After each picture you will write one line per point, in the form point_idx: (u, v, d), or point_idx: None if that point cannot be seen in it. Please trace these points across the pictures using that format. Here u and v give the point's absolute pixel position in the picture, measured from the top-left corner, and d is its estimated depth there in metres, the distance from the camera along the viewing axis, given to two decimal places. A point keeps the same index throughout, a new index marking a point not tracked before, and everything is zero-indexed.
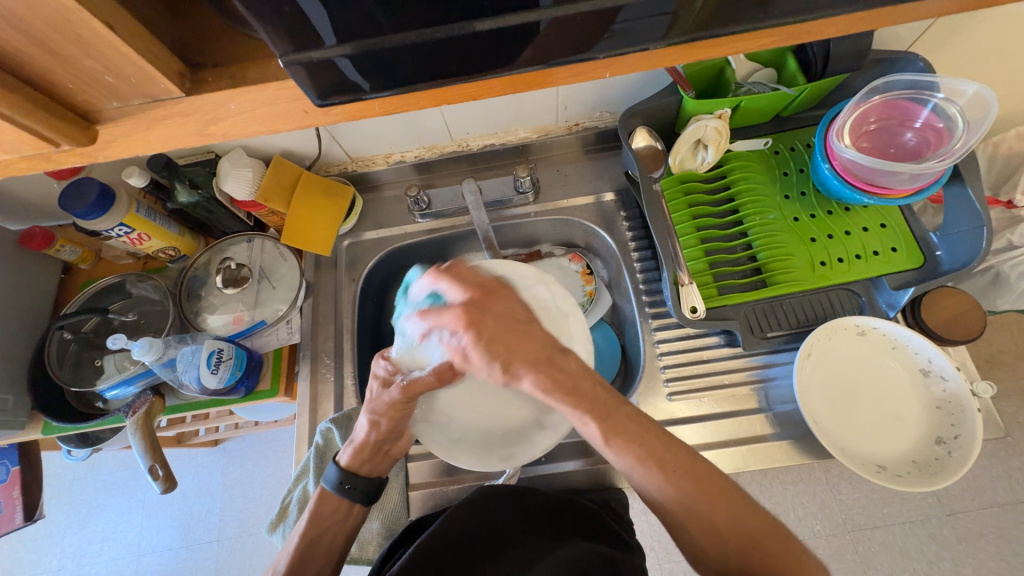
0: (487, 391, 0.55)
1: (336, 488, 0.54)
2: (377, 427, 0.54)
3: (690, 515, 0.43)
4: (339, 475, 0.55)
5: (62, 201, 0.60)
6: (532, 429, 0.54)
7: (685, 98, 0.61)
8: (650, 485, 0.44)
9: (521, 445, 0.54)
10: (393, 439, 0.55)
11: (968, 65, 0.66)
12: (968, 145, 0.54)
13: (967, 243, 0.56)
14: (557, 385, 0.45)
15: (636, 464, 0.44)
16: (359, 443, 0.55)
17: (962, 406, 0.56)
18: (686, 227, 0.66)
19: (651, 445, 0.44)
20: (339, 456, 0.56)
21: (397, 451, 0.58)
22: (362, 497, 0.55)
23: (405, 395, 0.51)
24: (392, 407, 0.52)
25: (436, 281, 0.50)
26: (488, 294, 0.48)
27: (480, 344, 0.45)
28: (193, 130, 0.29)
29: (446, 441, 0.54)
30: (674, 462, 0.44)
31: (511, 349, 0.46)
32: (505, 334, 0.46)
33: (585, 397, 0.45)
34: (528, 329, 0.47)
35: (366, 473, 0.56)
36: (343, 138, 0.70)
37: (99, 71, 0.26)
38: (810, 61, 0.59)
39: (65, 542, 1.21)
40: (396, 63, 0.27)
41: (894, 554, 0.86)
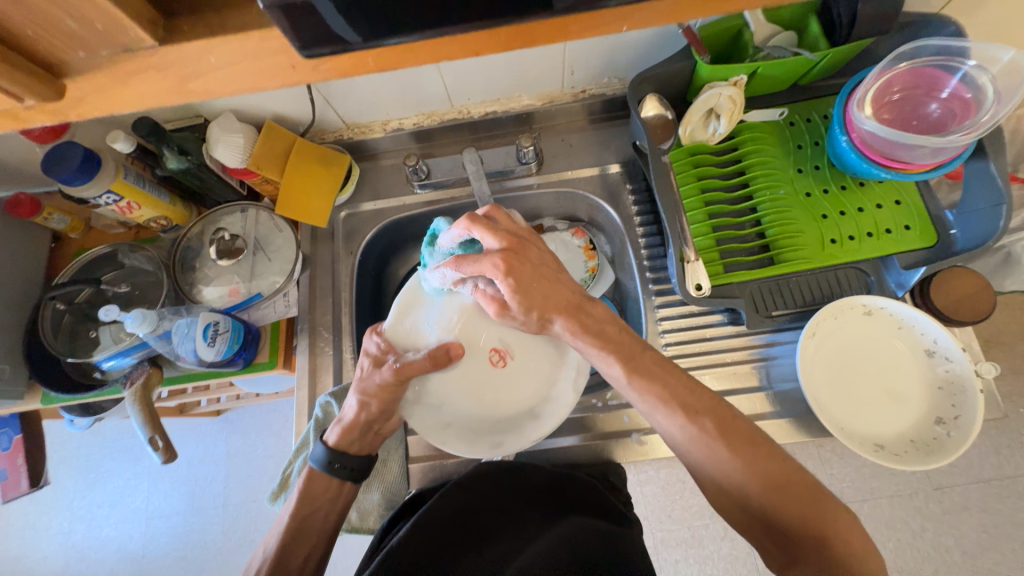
0: (483, 381, 0.58)
1: (325, 468, 0.54)
2: (367, 408, 0.54)
3: (712, 460, 0.43)
4: (327, 455, 0.54)
5: (44, 166, 0.58)
6: (525, 417, 0.57)
7: (700, 62, 0.58)
8: (676, 430, 0.45)
9: (510, 433, 0.56)
10: (384, 419, 0.56)
11: (999, 31, 0.62)
12: (997, 117, 0.51)
13: (983, 222, 0.55)
14: (586, 329, 0.48)
15: (659, 406, 0.46)
16: (347, 423, 0.54)
17: (965, 387, 0.56)
18: (694, 202, 0.64)
19: (672, 387, 0.45)
20: (327, 436, 0.56)
21: (386, 431, 0.58)
22: (351, 475, 0.55)
23: (399, 377, 0.53)
24: (382, 389, 0.53)
25: (469, 229, 0.48)
26: (523, 242, 0.48)
27: (517, 294, 0.47)
28: (170, 86, 0.27)
29: (436, 424, 0.56)
30: (694, 404, 0.45)
31: (545, 298, 0.48)
32: (540, 282, 0.48)
33: (613, 340, 0.48)
34: (559, 278, 0.49)
35: (356, 451, 0.56)
36: (338, 102, 0.67)
37: (61, 15, 0.23)
38: (835, 23, 0.55)
39: (75, 505, 1.24)
40: (389, 10, 0.25)
41: (881, 525, 0.89)
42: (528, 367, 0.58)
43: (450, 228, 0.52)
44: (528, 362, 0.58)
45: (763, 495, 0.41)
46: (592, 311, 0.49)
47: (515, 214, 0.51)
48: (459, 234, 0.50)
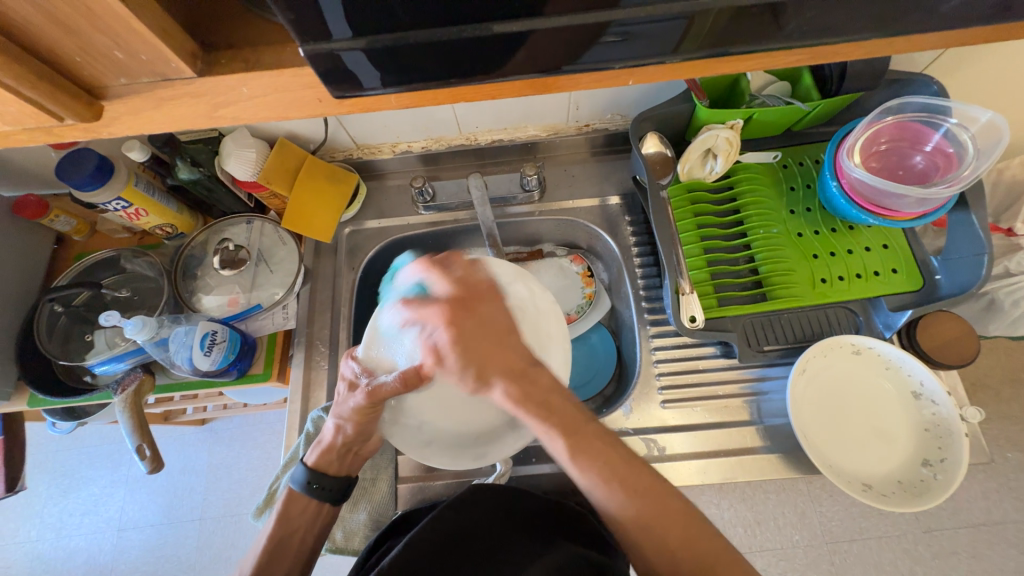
0: (456, 396, 0.55)
1: (303, 489, 0.54)
2: (343, 431, 0.54)
3: (648, 535, 0.43)
4: (306, 475, 0.54)
5: (58, 171, 0.59)
6: (506, 426, 0.56)
7: (699, 105, 0.61)
8: (593, 493, 0.44)
9: (493, 444, 0.56)
10: (363, 440, 0.55)
11: (979, 93, 0.66)
12: (977, 172, 0.54)
13: (966, 270, 0.57)
14: (528, 398, 0.45)
15: (599, 484, 0.44)
16: (328, 442, 0.54)
17: (951, 430, 0.57)
18: (690, 237, 0.66)
19: (613, 463, 0.44)
20: (306, 457, 0.55)
21: (368, 451, 0.57)
22: (330, 495, 0.54)
23: (371, 400, 0.51)
24: (357, 413, 0.52)
25: (425, 271, 0.51)
26: (474, 299, 0.49)
27: (455, 347, 0.46)
28: (203, 111, 0.28)
29: (415, 441, 0.55)
30: (627, 480, 0.44)
31: (486, 355, 0.47)
32: (485, 339, 0.47)
33: (557, 413, 0.45)
34: (506, 342, 0.48)
35: (335, 472, 0.55)
36: (350, 124, 0.69)
37: (109, 46, 0.25)
38: (827, 77, 0.59)
39: (45, 513, 1.20)
40: (414, 59, 0.27)
41: (869, 568, 0.88)
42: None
43: (409, 269, 0.53)
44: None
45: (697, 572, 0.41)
46: (533, 377, 0.47)
47: (480, 266, 0.52)
48: (418, 273, 0.52)
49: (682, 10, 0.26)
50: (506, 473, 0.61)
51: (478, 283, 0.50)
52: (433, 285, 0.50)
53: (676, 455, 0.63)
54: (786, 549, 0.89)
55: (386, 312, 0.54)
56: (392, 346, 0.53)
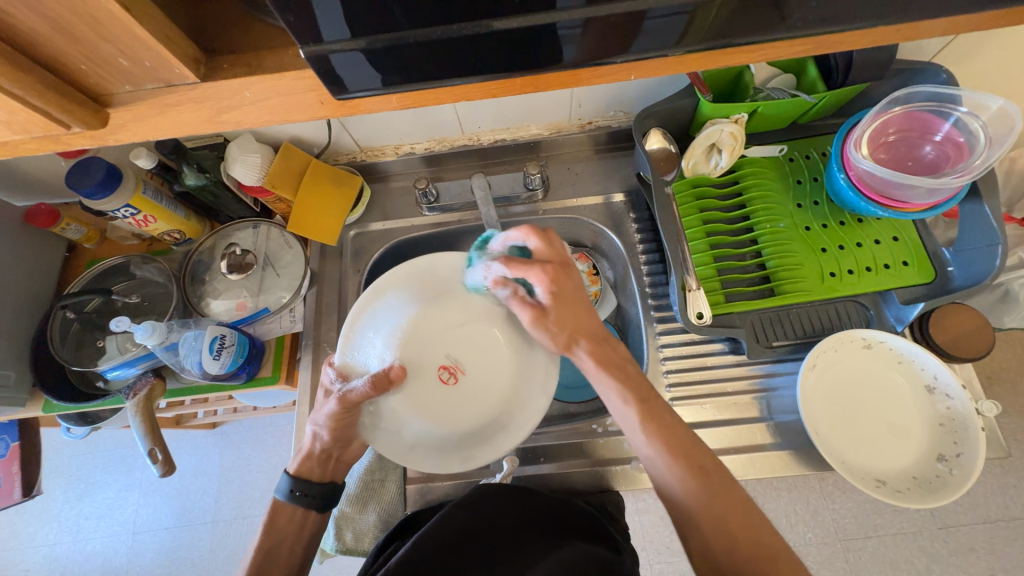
0: (437, 399, 0.57)
1: (287, 498, 0.54)
2: (320, 438, 0.54)
3: (708, 515, 0.44)
4: (289, 483, 0.54)
5: (68, 179, 0.60)
6: (488, 428, 0.57)
7: (702, 100, 0.61)
8: (657, 465, 0.48)
9: (479, 446, 0.56)
10: (342, 446, 0.55)
11: (989, 80, 0.65)
12: (989, 162, 0.53)
13: (980, 261, 0.56)
14: (603, 360, 0.52)
15: (664, 453, 0.47)
16: (308, 449, 0.54)
17: (966, 424, 0.56)
18: (695, 232, 0.66)
19: (681, 437, 0.48)
20: (289, 466, 0.56)
21: (348, 458, 0.57)
22: (315, 502, 0.54)
23: (344, 405, 0.51)
24: (333, 419, 0.52)
25: (526, 237, 0.53)
26: (563, 269, 0.53)
27: (557, 304, 0.52)
28: (206, 117, 0.29)
29: (398, 446, 0.55)
30: (687, 453, 0.47)
31: (573, 320, 0.53)
32: (574, 307, 0.53)
33: (632, 380, 0.51)
34: (589, 310, 0.54)
35: (318, 480, 0.55)
36: (354, 127, 0.70)
37: (113, 54, 0.25)
38: (831, 69, 0.58)
39: (62, 517, 1.22)
40: (415, 59, 0.27)
41: (885, 565, 0.87)
42: (478, 381, 0.58)
43: (499, 235, 0.55)
44: (477, 373, 0.59)
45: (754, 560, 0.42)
46: (613, 345, 0.53)
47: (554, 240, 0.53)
48: (513, 238, 0.54)
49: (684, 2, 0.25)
50: (511, 472, 0.61)
51: (565, 254, 0.54)
52: (532, 250, 0.53)
53: None
54: (799, 546, 0.88)
55: (476, 268, 0.57)
56: (367, 354, 0.57)
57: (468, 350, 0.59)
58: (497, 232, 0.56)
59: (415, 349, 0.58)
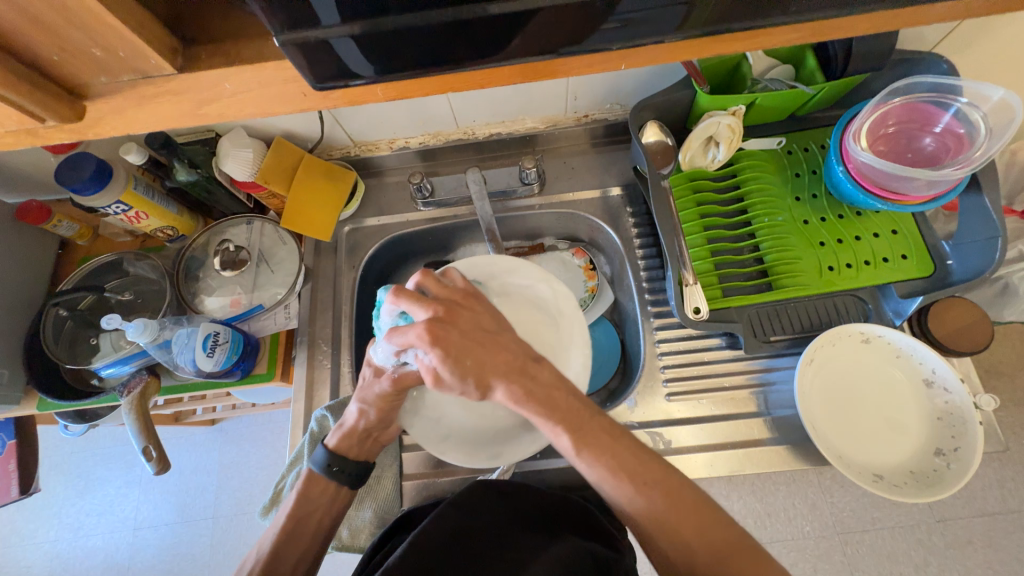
0: (475, 390, 0.57)
1: (323, 471, 0.55)
2: (366, 416, 0.55)
3: (661, 527, 0.43)
4: (327, 457, 0.55)
5: (57, 175, 0.59)
6: (522, 424, 0.56)
7: (699, 92, 0.60)
8: (603, 487, 0.45)
9: (510, 443, 0.55)
10: (382, 427, 0.57)
11: (991, 70, 0.64)
12: (990, 153, 0.52)
13: (979, 254, 0.55)
14: (529, 395, 0.46)
15: (608, 475, 0.44)
16: (348, 428, 0.55)
17: (964, 418, 0.55)
18: (693, 226, 0.65)
19: (620, 455, 0.45)
20: (328, 440, 0.57)
21: (384, 440, 0.59)
22: (349, 479, 0.55)
23: (395, 386, 0.52)
24: (382, 399, 0.54)
25: (398, 302, 0.47)
26: (455, 307, 0.48)
27: (446, 364, 0.45)
28: (186, 109, 0.28)
29: (434, 429, 0.56)
30: (629, 470, 0.44)
31: (479, 363, 0.45)
32: (473, 348, 0.46)
33: (559, 409, 0.46)
34: (498, 342, 0.47)
35: (354, 456, 0.56)
36: (347, 121, 0.69)
37: (86, 44, 0.25)
38: (830, 58, 0.57)
39: (62, 514, 1.23)
40: (400, 48, 0.26)
41: (882, 558, 0.87)
42: None
43: (385, 297, 0.49)
44: None
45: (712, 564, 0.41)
46: (533, 373, 0.47)
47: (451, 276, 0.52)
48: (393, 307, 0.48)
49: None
50: (509, 469, 0.60)
51: (459, 287, 0.50)
52: (410, 313, 0.47)
53: (682, 448, 0.62)
54: (797, 540, 0.88)
55: (378, 348, 0.51)
56: (414, 339, 0.57)
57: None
58: (383, 293, 0.49)
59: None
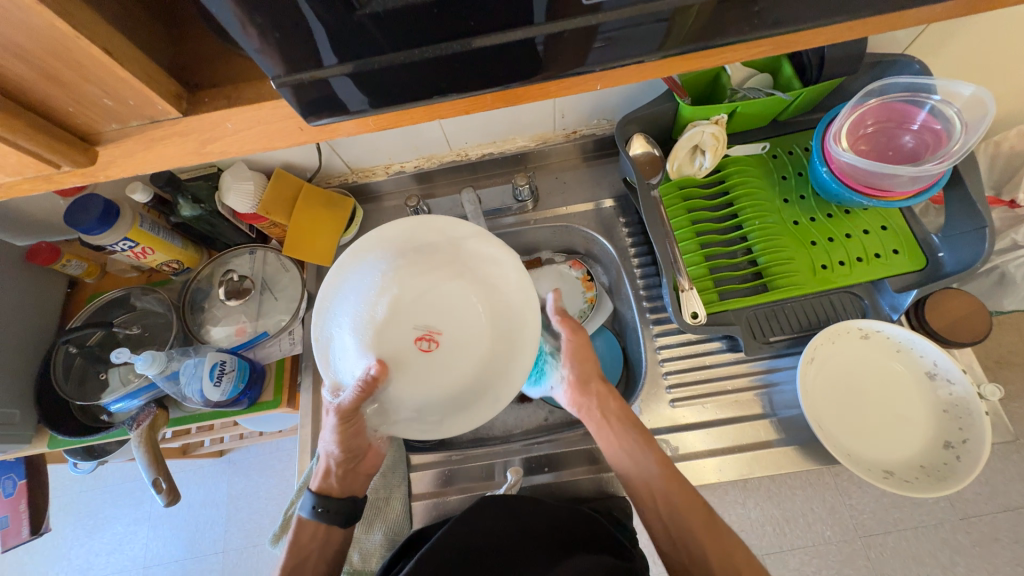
0: (427, 365, 0.55)
1: (311, 515, 0.54)
2: (333, 454, 0.56)
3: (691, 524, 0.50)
4: (312, 500, 0.55)
5: (66, 217, 0.61)
6: (486, 375, 0.55)
7: (681, 104, 0.62)
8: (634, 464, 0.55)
9: (496, 387, 0.54)
10: (356, 457, 0.57)
11: (966, 67, 0.65)
12: (968, 146, 0.53)
13: (969, 244, 0.56)
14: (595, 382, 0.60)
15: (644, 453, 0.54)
16: (325, 465, 0.56)
17: (970, 409, 0.55)
18: (685, 233, 0.66)
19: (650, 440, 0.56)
20: (311, 484, 0.57)
21: (367, 467, 0.59)
22: (340, 517, 0.55)
23: (344, 414, 0.52)
24: (339, 430, 0.54)
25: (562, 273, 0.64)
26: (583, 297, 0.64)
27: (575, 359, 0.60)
28: (191, 149, 0.30)
29: (413, 413, 0.54)
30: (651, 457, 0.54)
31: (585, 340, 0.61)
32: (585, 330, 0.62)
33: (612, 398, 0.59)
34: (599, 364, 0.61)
35: (340, 495, 0.56)
36: (343, 150, 0.71)
37: (98, 95, 0.26)
38: (805, 65, 0.59)
39: (72, 555, 1.22)
40: (388, 82, 0.28)
41: (907, 560, 0.85)
42: (461, 329, 0.56)
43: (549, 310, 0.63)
44: (454, 324, 0.56)
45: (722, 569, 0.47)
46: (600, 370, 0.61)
47: None
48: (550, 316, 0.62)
49: (663, 11, 0.27)
50: (517, 483, 0.61)
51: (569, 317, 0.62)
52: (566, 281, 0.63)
53: (691, 453, 0.62)
54: (818, 545, 0.87)
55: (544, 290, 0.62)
56: (345, 360, 0.54)
57: (443, 305, 0.57)
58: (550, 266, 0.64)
59: (382, 340, 0.55)
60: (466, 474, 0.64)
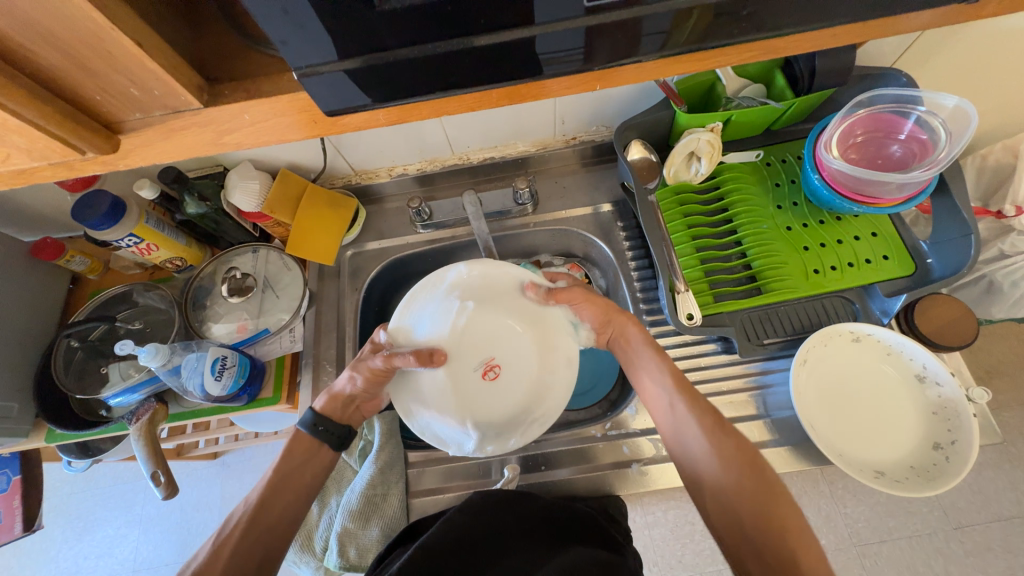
0: (497, 392, 0.61)
1: (309, 428, 0.56)
2: (353, 384, 0.57)
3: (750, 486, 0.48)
4: (313, 417, 0.56)
5: (73, 212, 0.62)
6: (542, 381, 0.61)
7: (678, 112, 0.64)
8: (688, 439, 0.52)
9: (542, 405, 0.60)
10: (368, 395, 0.59)
11: (951, 81, 0.68)
12: (952, 155, 0.55)
13: (956, 250, 0.58)
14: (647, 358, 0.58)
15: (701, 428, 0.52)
16: (338, 390, 0.57)
17: (958, 411, 0.56)
18: (681, 236, 0.68)
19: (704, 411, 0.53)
20: (314, 401, 0.57)
21: (368, 408, 0.60)
22: (335, 440, 0.56)
23: (387, 365, 0.56)
24: (373, 373, 0.56)
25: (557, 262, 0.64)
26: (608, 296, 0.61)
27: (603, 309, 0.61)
28: (209, 139, 0.31)
29: (496, 436, 0.59)
30: (708, 426, 0.52)
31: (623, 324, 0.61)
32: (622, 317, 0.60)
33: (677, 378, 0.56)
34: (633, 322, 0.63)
35: (338, 418, 0.58)
36: (348, 151, 0.73)
37: (125, 85, 0.28)
38: (797, 76, 0.62)
39: (60, 558, 1.20)
40: (399, 78, 0.29)
41: (902, 568, 0.85)
42: (516, 354, 0.62)
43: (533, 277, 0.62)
44: (511, 349, 0.62)
45: (758, 536, 0.45)
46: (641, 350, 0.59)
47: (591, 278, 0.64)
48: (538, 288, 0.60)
49: (661, 16, 0.28)
50: (514, 479, 0.62)
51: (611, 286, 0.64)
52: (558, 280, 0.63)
53: None
54: None
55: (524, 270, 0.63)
56: (413, 378, 0.59)
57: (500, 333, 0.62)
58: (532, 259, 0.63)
59: (455, 381, 0.60)
60: (463, 471, 0.64)
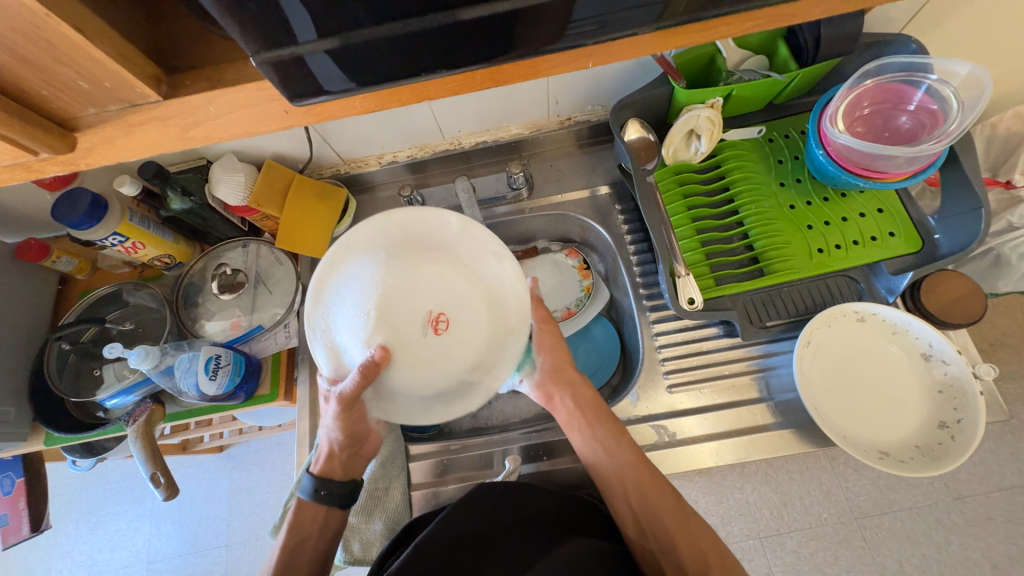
0: (463, 334, 0.53)
1: (312, 497, 0.54)
2: (337, 437, 0.55)
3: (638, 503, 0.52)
4: (314, 483, 0.54)
5: (54, 213, 0.60)
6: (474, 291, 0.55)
7: (676, 88, 0.61)
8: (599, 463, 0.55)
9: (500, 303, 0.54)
10: (358, 440, 0.57)
11: (964, 46, 0.65)
12: (964, 126, 0.53)
13: (964, 226, 0.56)
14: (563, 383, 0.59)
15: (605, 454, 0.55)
16: (327, 449, 0.55)
17: (965, 390, 0.55)
18: (681, 219, 0.66)
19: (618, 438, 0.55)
20: (312, 468, 0.56)
21: (369, 449, 0.59)
22: (338, 500, 0.55)
23: (345, 403, 0.51)
24: (342, 417, 0.53)
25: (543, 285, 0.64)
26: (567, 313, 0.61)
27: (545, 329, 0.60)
28: (173, 134, 0.29)
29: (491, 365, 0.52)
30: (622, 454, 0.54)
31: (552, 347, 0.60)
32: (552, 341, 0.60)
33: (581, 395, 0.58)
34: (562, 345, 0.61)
35: (341, 478, 0.56)
36: (333, 138, 0.70)
37: (74, 77, 0.26)
38: (801, 47, 0.58)
39: (75, 551, 1.22)
40: (372, 60, 0.27)
41: (903, 541, 0.85)
42: (454, 297, 0.54)
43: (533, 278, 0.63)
44: (448, 295, 0.54)
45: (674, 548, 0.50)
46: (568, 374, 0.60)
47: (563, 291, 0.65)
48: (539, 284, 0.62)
49: None
50: (515, 471, 0.61)
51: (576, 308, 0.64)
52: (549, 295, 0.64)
53: (687, 439, 0.62)
54: (815, 528, 0.87)
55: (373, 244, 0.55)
56: (381, 395, 0.51)
57: (432, 284, 0.55)
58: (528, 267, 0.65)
59: (418, 357, 0.51)
60: (465, 463, 0.65)
